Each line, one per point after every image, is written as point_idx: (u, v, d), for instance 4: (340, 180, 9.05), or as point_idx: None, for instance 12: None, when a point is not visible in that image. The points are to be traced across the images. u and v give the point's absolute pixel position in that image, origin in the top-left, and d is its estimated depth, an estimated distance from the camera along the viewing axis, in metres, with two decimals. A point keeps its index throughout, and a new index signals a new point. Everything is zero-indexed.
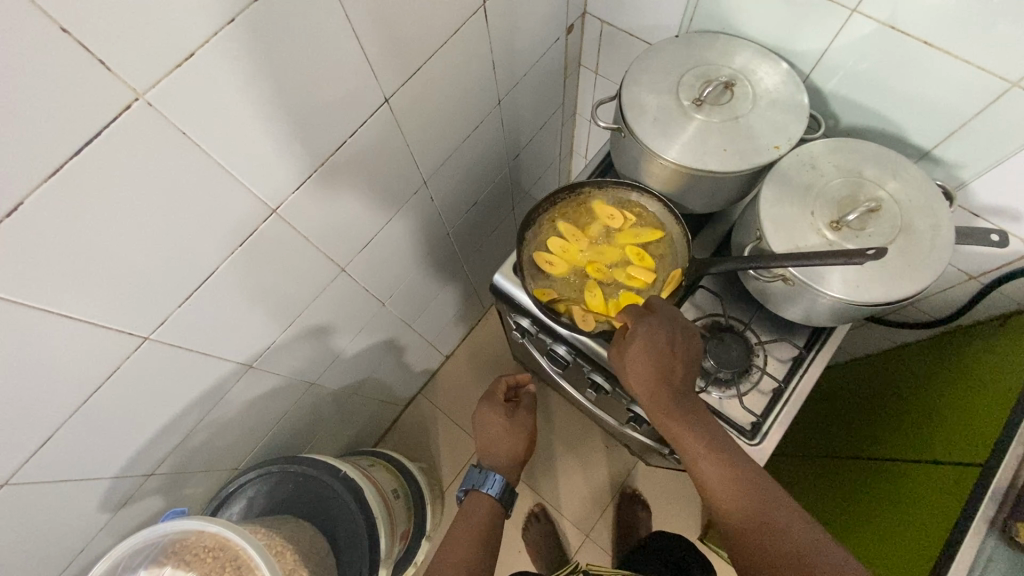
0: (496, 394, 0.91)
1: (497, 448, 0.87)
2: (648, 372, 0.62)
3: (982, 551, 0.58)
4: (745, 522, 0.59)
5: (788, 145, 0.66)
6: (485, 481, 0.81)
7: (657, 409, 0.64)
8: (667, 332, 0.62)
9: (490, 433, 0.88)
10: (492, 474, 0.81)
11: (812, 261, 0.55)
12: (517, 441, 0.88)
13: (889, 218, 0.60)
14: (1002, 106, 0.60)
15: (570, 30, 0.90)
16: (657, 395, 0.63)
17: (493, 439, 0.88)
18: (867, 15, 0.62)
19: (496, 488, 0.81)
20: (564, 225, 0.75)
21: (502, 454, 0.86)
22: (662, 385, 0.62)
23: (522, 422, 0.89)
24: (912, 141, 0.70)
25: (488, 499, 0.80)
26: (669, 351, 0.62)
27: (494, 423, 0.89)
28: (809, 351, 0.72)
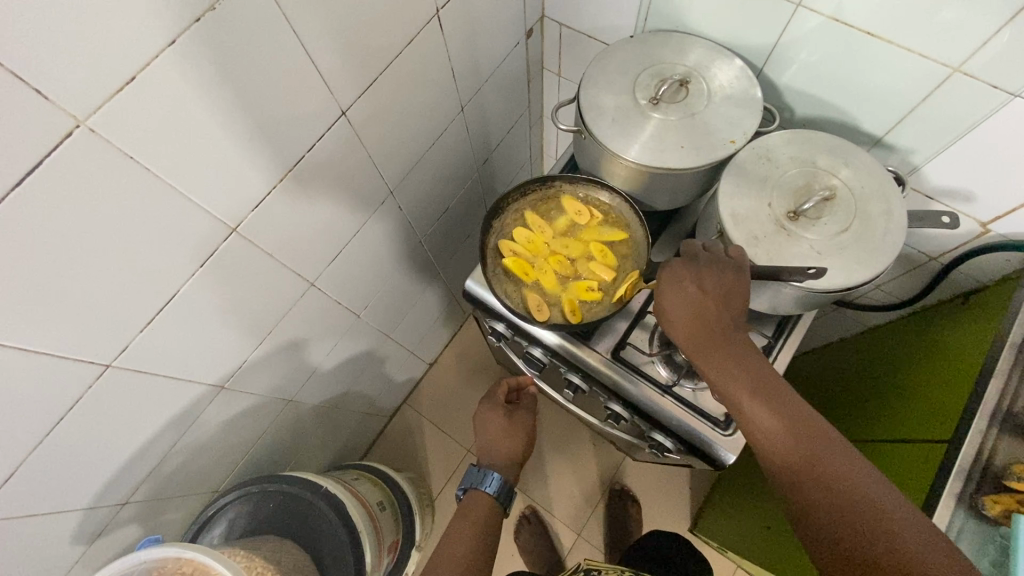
0: (496, 394, 0.92)
1: (497, 449, 0.87)
2: (683, 314, 0.59)
3: (952, 525, 0.59)
4: (795, 481, 0.51)
5: (744, 138, 0.67)
6: (484, 479, 0.81)
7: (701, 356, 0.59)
8: (700, 276, 0.58)
9: (490, 432, 0.88)
10: (490, 472, 0.81)
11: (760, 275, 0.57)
12: (517, 441, 0.88)
13: (844, 205, 0.62)
14: (945, 91, 0.62)
15: (529, 34, 0.90)
16: (698, 343, 0.58)
17: (492, 439, 0.88)
18: (812, 9, 0.63)
19: (494, 486, 0.81)
20: (532, 217, 0.76)
21: (501, 455, 0.86)
22: (702, 333, 0.58)
23: (523, 422, 0.90)
24: (864, 130, 0.72)
25: (486, 497, 0.80)
26: (705, 297, 0.58)
27: (494, 422, 0.89)
28: (777, 340, 0.73)
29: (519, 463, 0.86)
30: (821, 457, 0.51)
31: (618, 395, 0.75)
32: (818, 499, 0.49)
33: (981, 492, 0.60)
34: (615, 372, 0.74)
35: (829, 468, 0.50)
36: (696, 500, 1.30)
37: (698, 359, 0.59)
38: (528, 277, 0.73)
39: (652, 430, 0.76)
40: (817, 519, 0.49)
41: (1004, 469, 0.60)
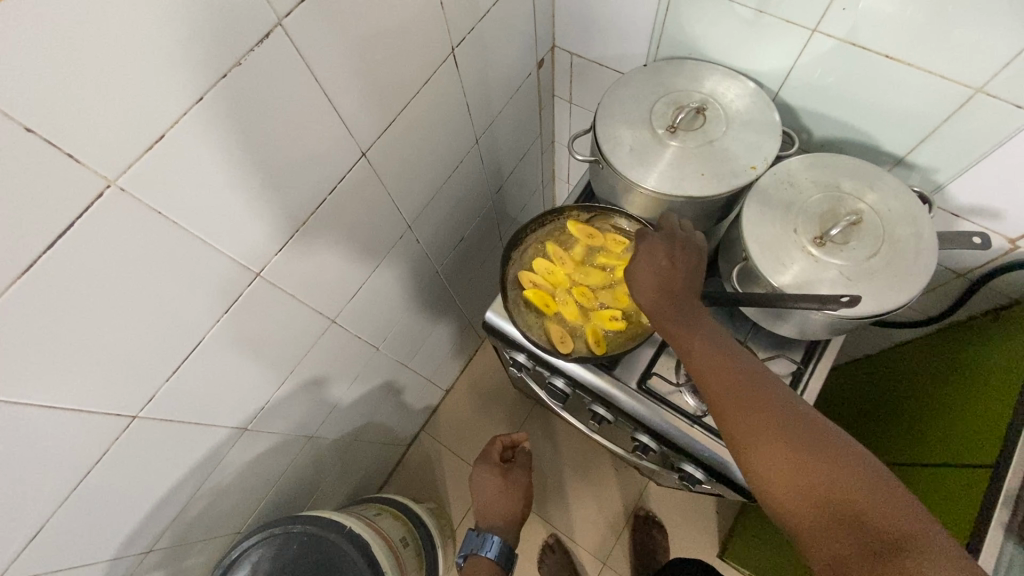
0: (491, 454, 0.91)
1: (493, 511, 0.88)
2: (650, 281, 0.59)
3: (1002, 558, 0.57)
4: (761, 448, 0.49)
5: (764, 164, 0.66)
6: (483, 544, 0.83)
7: (665, 322, 0.59)
8: (669, 250, 0.60)
9: (487, 495, 0.89)
10: (489, 536, 0.83)
11: (791, 302, 0.56)
12: (514, 499, 0.89)
13: (871, 229, 0.61)
14: (969, 111, 0.61)
15: (541, 64, 0.91)
16: (661, 308, 0.59)
17: (488, 501, 0.89)
18: (827, 34, 0.63)
19: (493, 550, 0.82)
20: (552, 249, 0.75)
21: (499, 517, 0.88)
22: (666, 299, 0.59)
23: (521, 479, 0.91)
24: (885, 150, 0.72)
25: (486, 562, 0.82)
26: (670, 267, 0.59)
27: (491, 485, 0.89)
28: (807, 365, 0.71)
29: (518, 522, 0.89)
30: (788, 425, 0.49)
31: (644, 426, 0.73)
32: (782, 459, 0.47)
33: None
34: (640, 403, 0.72)
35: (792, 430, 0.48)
36: (724, 524, 1.27)
37: (662, 322, 0.59)
38: (549, 308, 0.73)
39: (680, 461, 0.75)
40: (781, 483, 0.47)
41: None
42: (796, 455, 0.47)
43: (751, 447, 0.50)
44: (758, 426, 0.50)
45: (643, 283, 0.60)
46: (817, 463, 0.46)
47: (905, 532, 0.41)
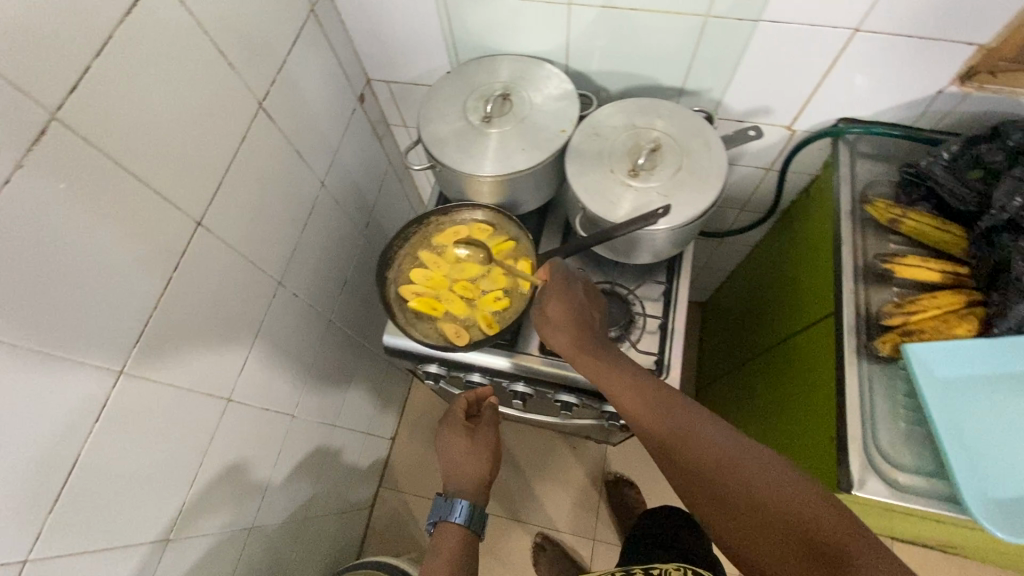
0: (455, 412, 0.80)
1: (462, 473, 0.76)
2: (568, 323, 0.64)
3: (865, 377, 0.65)
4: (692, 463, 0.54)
5: (571, 125, 0.74)
6: (452, 508, 0.72)
7: (582, 361, 0.64)
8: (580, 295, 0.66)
9: (453, 456, 0.78)
10: (457, 500, 0.72)
11: (625, 230, 0.63)
12: (483, 461, 0.78)
13: (670, 149, 0.70)
14: (709, 35, 0.73)
15: (362, 99, 0.96)
16: (578, 349, 0.64)
17: (455, 462, 0.77)
18: (581, 5, 0.73)
19: (464, 514, 0.72)
20: (425, 257, 0.79)
21: (468, 480, 0.76)
22: (583, 338, 0.64)
23: (490, 435, 0.80)
24: (667, 85, 0.83)
25: (457, 528, 0.71)
26: (582, 311, 0.65)
27: (456, 444, 0.78)
28: (672, 281, 0.81)
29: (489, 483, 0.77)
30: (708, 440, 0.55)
31: (561, 385, 0.78)
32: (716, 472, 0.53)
33: (873, 338, 0.67)
34: (549, 365, 0.77)
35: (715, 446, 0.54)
36: None
37: (581, 362, 0.64)
38: (438, 310, 0.76)
39: (602, 404, 0.80)
40: (715, 495, 0.53)
41: (883, 313, 0.68)
42: (739, 484, 0.52)
43: (698, 484, 0.54)
44: (705, 460, 0.54)
45: (560, 325, 0.64)
46: (748, 492, 0.51)
47: (836, 537, 0.46)
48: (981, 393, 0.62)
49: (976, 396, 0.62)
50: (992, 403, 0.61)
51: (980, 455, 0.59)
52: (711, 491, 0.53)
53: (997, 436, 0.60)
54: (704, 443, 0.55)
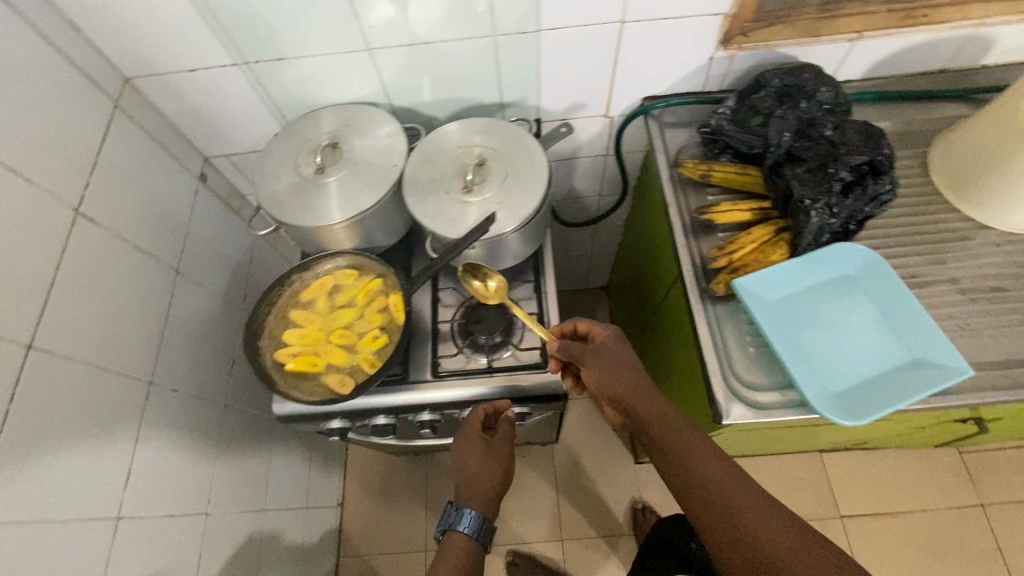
0: (471, 422, 0.78)
1: (473, 481, 0.74)
2: (607, 370, 0.67)
3: (714, 317, 0.72)
4: (710, 509, 0.57)
5: (402, 158, 0.77)
6: (461, 516, 0.71)
7: (624, 400, 0.65)
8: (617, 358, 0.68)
9: (468, 464, 0.75)
10: (467, 508, 0.71)
11: (466, 245, 0.67)
12: (495, 473, 0.76)
13: (496, 161, 0.75)
14: (504, 52, 0.79)
15: (204, 177, 0.95)
16: (625, 393, 0.65)
17: (467, 471, 0.75)
18: (380, 48, 0.78)
19: (472, 524, 0.71)
20: (296, 316, 0.79)
21: (480, 489, 0.74)
22: (628, 383, 0.65)
23: (503, 446, 0.78)
24: (486, 103, 0.89)
25: (464, 539, 0.70)
26: (626, 365, 0.67)
27: (471, 453, 0.76)
28: (540, 276, 0.86)
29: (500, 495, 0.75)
30: (733, 497, 0.56)
31: (462, 403, 0.80)
32: (742, 524, 0.55)
33: (709, 279, 0.74)
34: (443, 387, 0.79)
35: (753, 527, 0.54)
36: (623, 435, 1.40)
37: (628, 401, 0.65)
38: (319, 365, 0.76)
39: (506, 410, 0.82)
40: (729, 533, 0.55)
41: (712, 257, 0.75)
42: (773, 550, 0.53)
43: (710, 513, 0.57)
44: (716, 479, 0.58)
45: (602, 373, 0.67)
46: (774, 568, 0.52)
47: None
48: (802, 303, 0.71)
49: (805, 304, 0.71)
50: (823, 315, 0.71)
51: (807, 349, 0.68)
52: (714, 505, 0.57)
53: (822, 335, 0.70)
54: (728, 499, 0.56)
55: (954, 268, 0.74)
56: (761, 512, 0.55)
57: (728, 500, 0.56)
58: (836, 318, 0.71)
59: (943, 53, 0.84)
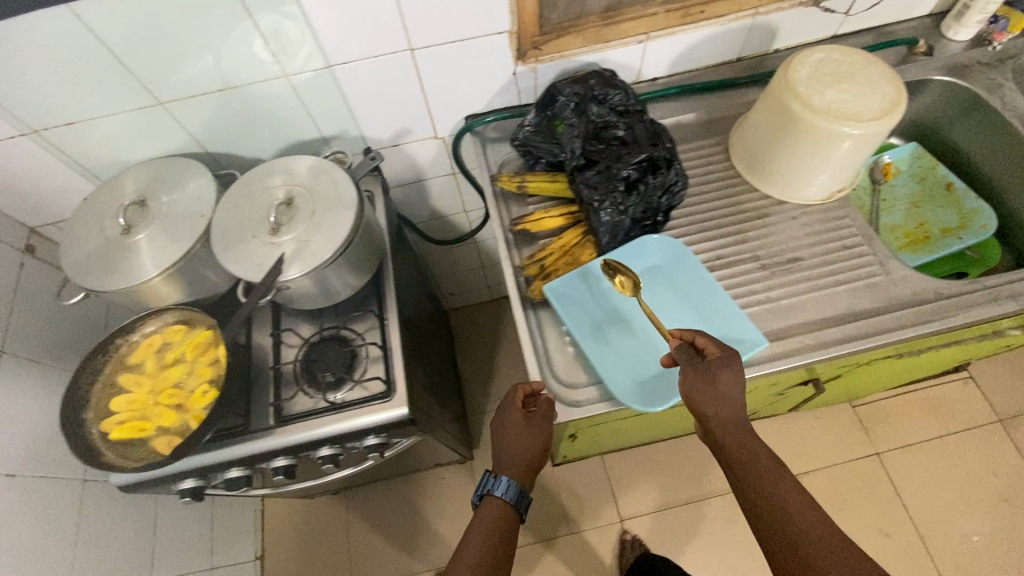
0: (510, 395, 0.68)
1: (512, 454, 0.65)
2: (729, 398, 0.60)
3: (535, 324, 0.74)
4: (776, 531, 0.55)
5: (210, 207, 0.77)
6: (499, 483, 0.64)
7: (720, 426, 0.61)
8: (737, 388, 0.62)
9: (504, 437, 0.66)
10: (504, 475, 0.65)
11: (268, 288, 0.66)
12: (536, 446, 0.66)
13: (303, 199, 0.75)
14: (302, 90, 0.80)
15: (32, 249, 0.92)
16: (721, 419, 0.61)
17: (506, 444, 0.66)
18: (172, 101, 0.77)
19: (511, 492, 0.64)
20: (123, 382, 0.77)
21: (520, 462, 0.65)
22: (733, 424, 0.61)
23: (544, 420, 0.67)
24: (306, 139, 0.89)
25: (501, 504, 0.64)
26: (739, 400, 0.61)
27: (510, 427, 0.67)
28: (381, 307, 0.86)
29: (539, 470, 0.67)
30: (800, 531, 0.54)
31: (309, 443, 0.79)
32: (805, 550, 0.52)
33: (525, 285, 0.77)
34: (287, 432, 0.78)
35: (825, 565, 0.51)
36: None
37: (716, 423, 0.61)
38: (147, 429, 0.74)
39: (359, 443, 0.81)
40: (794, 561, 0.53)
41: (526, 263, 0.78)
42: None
43: (771, 533, 0.55)
44: (776, 499, 0.56)
45: (712, 397, 0.60)
46: None
47: None
48: (613, 297, 0.75)
49: (618, 300, 0.75)
50: (631, 308, 0.75)
51: (606, 335, 0.73)
52: (779, 525, 0.55)
53: (631, 325, 0.74)
54: (794, 533, 0.54)
55: (754, 245, 0.78)
56: (815, 537, 0.53)
57: (793, 532, 0.54)
58: (645, 308, 0.75)
59: (733, 43, 0.89)
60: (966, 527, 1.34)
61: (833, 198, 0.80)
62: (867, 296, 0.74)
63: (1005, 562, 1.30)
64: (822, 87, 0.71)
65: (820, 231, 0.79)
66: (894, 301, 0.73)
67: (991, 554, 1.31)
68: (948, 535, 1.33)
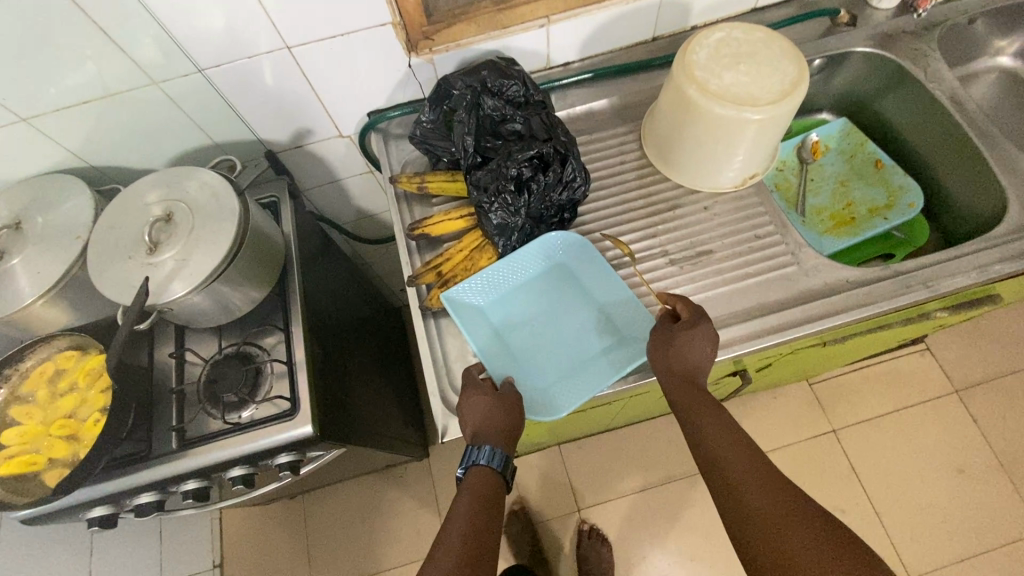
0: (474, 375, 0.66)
1: (492, 429, 0.62)
2: (690, 359, 0.63)
3: (435, 334, 0.71)
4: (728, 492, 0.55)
5: (87, 229, 0.74)
6: (486, 455, 0.63)
7: (683, 389, 0.63)
8: (704, 351, 0.64)
9: (480, 415, 0.62)
10: (489, 447, 0.62)
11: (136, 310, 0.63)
12: (512, 418, 0.63)
13: (181, 212, 0.71)
14: (181, 96, 0.76)
15: None
16: (682, 386, 0.63)
17: (486, 420, 0.62)
18: (38, 114, 0.73)
19: (496, 461, 0.63)
20: (14, 415, 0.74)
21: (502, 434, 0.63)
22: (697, 390, 0.63)
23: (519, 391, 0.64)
24: (199, 147, 0.85)
25: (487, 474, 0.63)
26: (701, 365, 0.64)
27: (485, 407, 0.62)
28: (287, 322, 0.83)
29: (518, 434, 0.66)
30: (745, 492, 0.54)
31: (217, 464, 0.75)
32: (752, 509, 0.52)
33: (422, 295, 0.73)
34: (193, 455, 0.74)
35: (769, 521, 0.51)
36: None
37: (679, 391, 0.63)
38: (34, 462, 0.71)
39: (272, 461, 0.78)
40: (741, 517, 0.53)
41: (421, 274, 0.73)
42: (782, 537, 0.49)
43: (725, 496, 0.55)
44: (724, 455, 0.58)
45: (677, 357, 0.63)
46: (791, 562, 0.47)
47: None
48: (516, 307, 0.72)
49: (511, 306, 0.72)
50: (528, 311, 0.72)
51: (513, 346, 0.70)
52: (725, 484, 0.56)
53: (534, 334, 0.71)
54: (742, 495, 0.54)
55: (663, 239, 0.75)
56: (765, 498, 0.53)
57: (741, 493, 0.54)
58: (549, 315, 0.72)
59: (645, 23, 0.84)
60: (924, 500, 1.33)
61: (746, 183, 0.77)
62: (776, 289, 0.71)
63: (959, 534, 1.30)
64: (720, 69, 0.67)
65: (731, 221, 0.76)
66: (802, 294, 0.70)
67: (945, 527, 1.31)
68: (903, 510, 1.33)
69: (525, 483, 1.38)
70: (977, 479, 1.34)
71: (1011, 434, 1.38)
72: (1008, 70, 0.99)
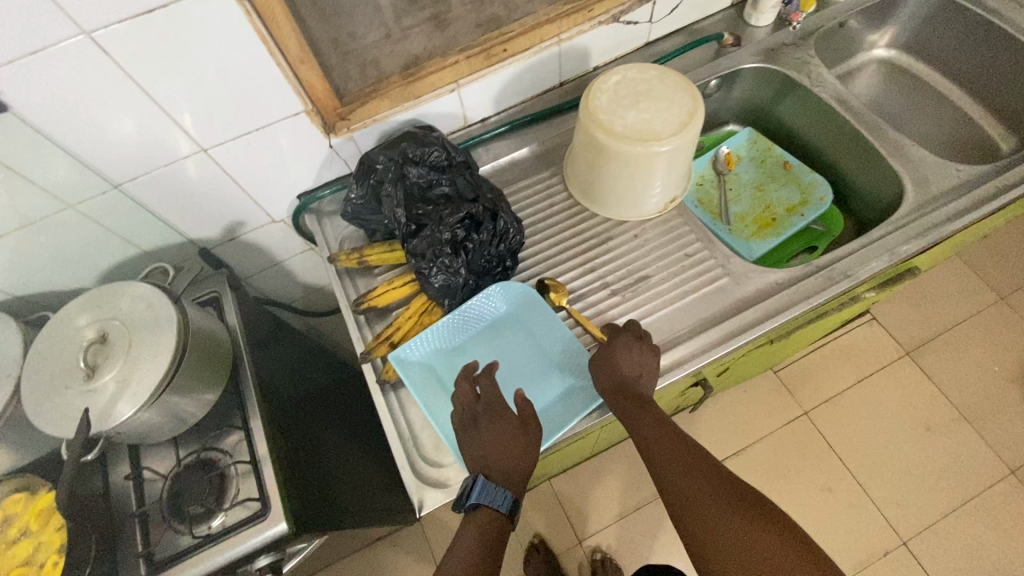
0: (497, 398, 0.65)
1: (506, 462, 0.61)
2: (625, 373, 0.65)
3: (396, 406, 0.70)
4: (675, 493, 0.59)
5: (18, 364, 0.71)
6: (497, 499, 0.59)
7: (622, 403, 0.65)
8: (637, 363, 0.66)
9: (500, 443, 0.62)
10: (503, 491, 0.59)
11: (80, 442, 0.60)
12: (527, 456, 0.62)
13: (116, 331, 0.69)
14: (100, 211, 0.75)
15: None
16: (621, 399, 0.65)
17: (500, 453, 0.61)
18: None
19: (505, 506, 0.60)
20: None
21: (514, 470, 0.61)
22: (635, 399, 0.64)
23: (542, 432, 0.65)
24: (129, 257, 0.84)
25: (493, 518, 0.60)
26: (635, 376, 0.65)
27: (506, 435, 0.62)
28: (245, 420, 0.80)
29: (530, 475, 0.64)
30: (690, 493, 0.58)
31: None
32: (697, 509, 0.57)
33: (376, 368, 0.72)
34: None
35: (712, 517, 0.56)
36: None
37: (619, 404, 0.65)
38: None
39: (251, 566, 0.75)
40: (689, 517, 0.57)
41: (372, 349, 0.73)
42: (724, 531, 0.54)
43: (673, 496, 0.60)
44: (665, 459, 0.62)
45: (615, 373, 0.66)
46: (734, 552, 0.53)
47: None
48: (464, 360, 0.73)
49: (455, 361, 0.73)
50: None
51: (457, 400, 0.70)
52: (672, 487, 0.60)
53: None
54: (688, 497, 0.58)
55: (602, 272, 0.78)
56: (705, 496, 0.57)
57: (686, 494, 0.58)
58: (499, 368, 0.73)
59: (549, 71, 0.88)
60: (901, 464, 1.39)
61: (669, 207, 0.81)
62: (714, 302, 0.75)
63: (940, 491, 1.35)
64: (622, 110, 0.72)
65: (662, 244, 0.80)
66: (740, 303, 0.74)
67: (926, 486, 1.36)
68: (884, 478, 1.38)
69: (523, 525, 1.36)
70: (944, 433, 1.41)
71: (964, 386, 1.46)
72: (883, 60, 1.09)
